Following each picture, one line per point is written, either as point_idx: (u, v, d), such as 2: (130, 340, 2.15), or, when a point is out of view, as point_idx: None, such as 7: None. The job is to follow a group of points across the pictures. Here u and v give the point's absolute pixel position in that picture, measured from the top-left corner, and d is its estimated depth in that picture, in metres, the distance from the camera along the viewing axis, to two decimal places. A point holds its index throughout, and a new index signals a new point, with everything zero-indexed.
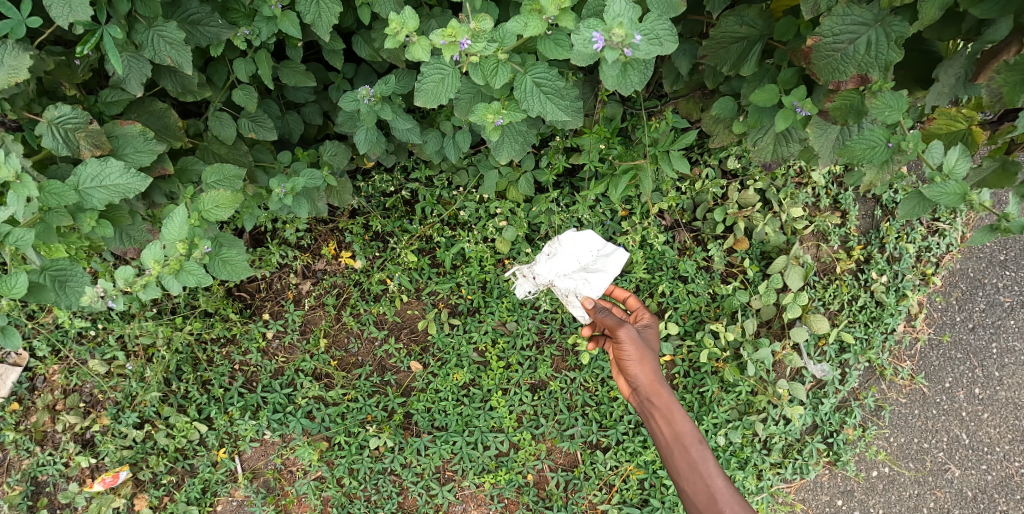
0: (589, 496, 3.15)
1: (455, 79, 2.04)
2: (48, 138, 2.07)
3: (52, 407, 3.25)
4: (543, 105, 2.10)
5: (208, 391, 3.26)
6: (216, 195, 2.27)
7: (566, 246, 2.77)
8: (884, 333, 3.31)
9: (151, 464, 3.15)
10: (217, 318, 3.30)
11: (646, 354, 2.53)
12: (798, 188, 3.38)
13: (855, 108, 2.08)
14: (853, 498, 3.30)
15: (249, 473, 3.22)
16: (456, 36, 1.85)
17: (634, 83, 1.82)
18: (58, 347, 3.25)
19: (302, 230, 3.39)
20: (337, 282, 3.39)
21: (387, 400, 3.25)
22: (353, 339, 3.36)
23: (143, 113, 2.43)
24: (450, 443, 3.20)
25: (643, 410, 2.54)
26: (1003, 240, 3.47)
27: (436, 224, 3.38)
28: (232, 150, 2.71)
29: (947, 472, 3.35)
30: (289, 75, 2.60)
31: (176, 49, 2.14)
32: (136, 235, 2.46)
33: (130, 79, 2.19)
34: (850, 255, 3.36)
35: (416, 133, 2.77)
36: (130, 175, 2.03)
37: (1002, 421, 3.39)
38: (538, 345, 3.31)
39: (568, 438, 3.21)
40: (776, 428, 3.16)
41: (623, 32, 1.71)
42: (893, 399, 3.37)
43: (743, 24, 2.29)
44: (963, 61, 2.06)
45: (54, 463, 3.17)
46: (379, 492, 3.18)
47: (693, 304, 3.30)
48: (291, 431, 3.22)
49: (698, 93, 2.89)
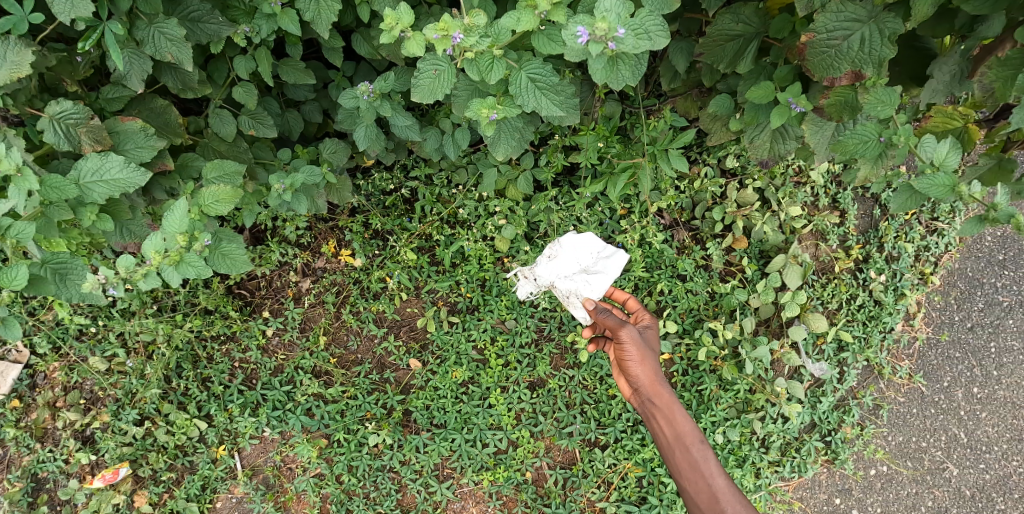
0: (587, 494, 3.15)
1: (450, 75, 2.06)
2: (49, 133, 2.09)
3: (52, 404, 3.26)
4: (538, 101, 2.12)
5: (207, 388, 3.27)
6: (216, 190, 2.28)
7: (566, 248, 2.80)
8: (882, 331, 3.31)
9: (150, 461, 3.16)
10: (218, 316, 3.31)
11: (647, 355, 2.54)
12: (796, 188, 3.38)
13: (848, 103, 2.12)
14: (851, 496, 3.30)
15: (248, 470, 3.23)
16: (449, 30, 1.88)
17: (624, 77, 1.87)
18: (58, 344, 3.26)
19: (302, 228, 3.42)
20: (337, 280, 3.40)
21: (386, 398, 3.27)
22: (352, 337, 3.37)
23: (144, 110, 2.45)
24: (449, 440, 3.20)
25: (645, 411, 2.55)
26: (1002, 240, 3.48)
27: (435, 222, 3.39)
28: (232, 147, 2.75)
29: (945, 471, 3.35)
30: (288, 72, 2.63)
31: (176, 45, 2.16)
32: (136, 230, 2.48)
33: (132, 75, 2.22)
34: (848, 254, 3.36)
35: (415, 130, 2.78)
36: (131, 169, 2.05)
37: (1000, 420, 3.39)
38: (536, 343, 3.33)
39: (566, 435, 3.22)
40: (774, 426, 3.16)
41: (606, 25, 1.72)
42: (891, 398, 3.38)
43: (739, 22, 2.31)
44: (957, 58, 2.07)
45: (54, 460, 3.18)
46: (378, 489, 3.18)
47: (691, 303, 3.30)
48: (290, 429, 3.23)
49: (695, 91, 2.92)
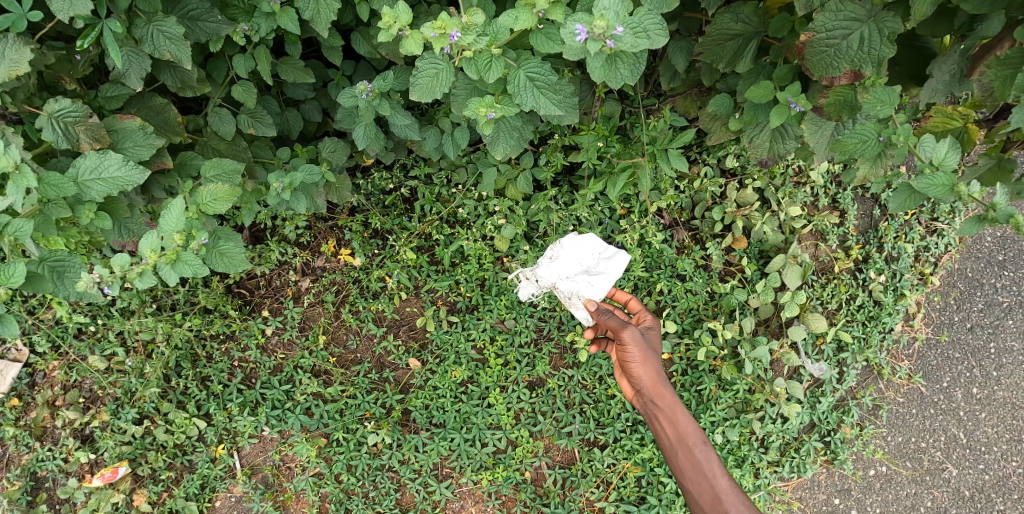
0: (586, 494, 3.15)
1: (449, 73, 2.07)
2: (48, 131, 2.09)
3: (52, 402, 3.26)
4: (537, 100, 2.12)
5: (207, 387, 3.27)
6: (213, 188, 2.29)
7: (566, 250, 2.79)
8: (882, 332, 3.31)
9: (149, 459, 3.16)
10: (217, 315, 3.31)
11: (649, 356, 2.56)
12: (796, 188, 3.38)
13: (848, 103, 2.12)
14: (850, 496, 3.30)
15: (248, 469, 3.23)
16: (447, 28, 1.87)
17: (623, 75, 1.88)
18: (57, 343, 3.26)
19: (302, 227, 3.42)
20: (336, 279, 3.41)
21: (385, 397, 3.27)
22: (352, 336, 3.37)
23: (143, 108, 2.46)
24: (448, 440, 3.20)
25: (647, 412, 2.56)
26: (1002, 240, 3.48)
27: (435, 221, 3.39)
28: (231, 146, 2.76)
29: (944, 471, 3.35)
30: (287, 71, 2.63)
31: (174, 43, 2.16)
32: (135, 228, 2.48)
33: (130, 74, 2.21)
34: (848, 254, 3.36)
35: (414, 129, 2.79)
36: (129, 167, 2.06)
37: (999, 421, 3.39)
38: (536, 342, 3.33)
39: (565, 435, 3.22)
40: (773, 426, 3.16)
41: (605, 23, 1.72)
42: (891, 398, 3.38)
43: (738, 22, 2.31)
44: (957, 58, 2.07)
45: (53, 459, 3.19)
46: (377, 489, 3.18)
47: (691, 302, 3.30)
48: (290, 428, 3.24)
49: (695, 90, 2.93)
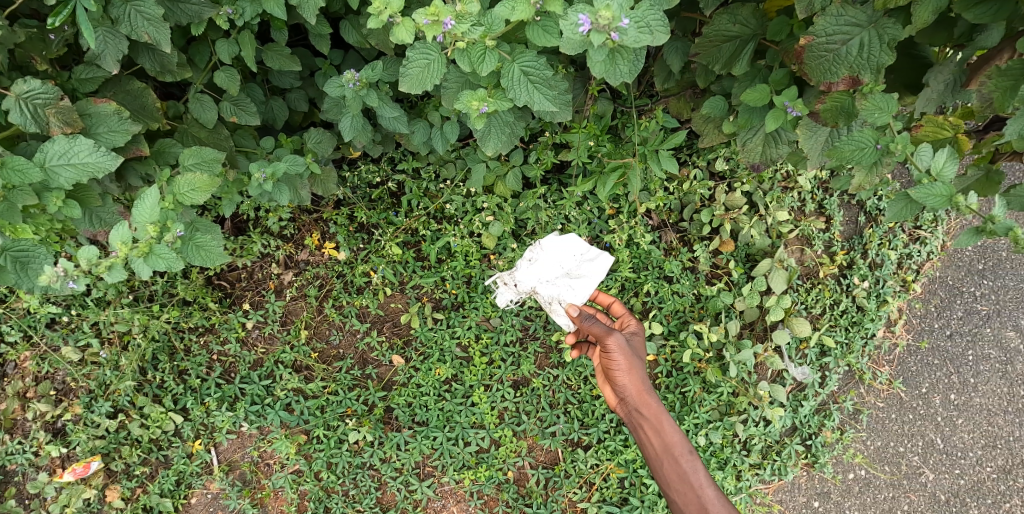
0: (569, 495, 3.13)
1: (441, 64, 2.03)
2: (15, 113, 2.01)
3: (22, 394, 3.17)
4: (530, 95, 2.09)
5: (184, 381, 3.20)
6: (192, 178, 2.23)
7: (547, 252, 2.74)
8: (864, 338, 3.32)
9: (123, 454, 3.08)
10: (195, 307, 3.23)
11: (633, 363, 2.54)
12: (784, 192, 3.37)
13: (844, 109, 2.12)
14: (829, 499, 3.33)
15: (225, 465, 3.17)
16: (440, 15, 1.82)
17: (622, 72, 1.86)
18: (29, 332, 3.15)
19: (285, 219, 3.34)
20: (320, 273, 3.34)
21: (367, 394, 3.22)
22: (334, 331, 3.32)
23: (119, 92, 2.38)
24: (430, 439, 3.17)
25: (632, 421, 2.54)
26: (981, 249, 3.53)
27: (422, 217, 3.35)
28: (212, 134, 2.69)
29: (921, 476, 3.39)
30: (273, 57, 2.57)
31: (153, 25, 2.09)
32: (106, 218, 2.41)
33: (106, 55, 2.15)
34: (833, 259, 3.38)
35: (403, 122, 2.73)
36: (100, 153, 1.99)
37: (975, 427, 3.43)
38: (521, 341, 3.29)
39: (549, 435, 3.20)
40: (755, 429, 3.17)
41: (610, 15, 1.70)
42: (871, 403, 3.40)
43: (736, 23, 2.30)
44: (952, 68, 2.12)
45: (23, 452, 3.10)
46: (358, 487, 3.15)
47: (677, 304, 3.29)
48: (269, 424, 3.17)
49: (689, 91, 2.94)
